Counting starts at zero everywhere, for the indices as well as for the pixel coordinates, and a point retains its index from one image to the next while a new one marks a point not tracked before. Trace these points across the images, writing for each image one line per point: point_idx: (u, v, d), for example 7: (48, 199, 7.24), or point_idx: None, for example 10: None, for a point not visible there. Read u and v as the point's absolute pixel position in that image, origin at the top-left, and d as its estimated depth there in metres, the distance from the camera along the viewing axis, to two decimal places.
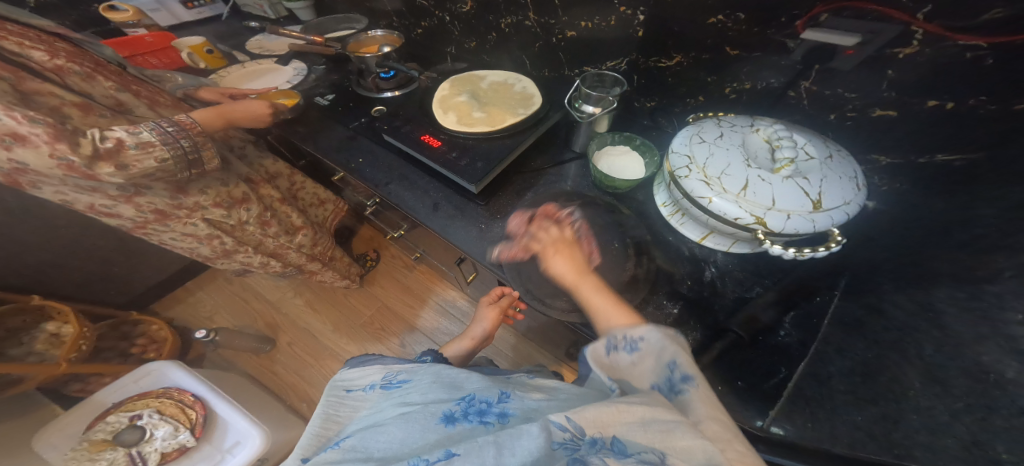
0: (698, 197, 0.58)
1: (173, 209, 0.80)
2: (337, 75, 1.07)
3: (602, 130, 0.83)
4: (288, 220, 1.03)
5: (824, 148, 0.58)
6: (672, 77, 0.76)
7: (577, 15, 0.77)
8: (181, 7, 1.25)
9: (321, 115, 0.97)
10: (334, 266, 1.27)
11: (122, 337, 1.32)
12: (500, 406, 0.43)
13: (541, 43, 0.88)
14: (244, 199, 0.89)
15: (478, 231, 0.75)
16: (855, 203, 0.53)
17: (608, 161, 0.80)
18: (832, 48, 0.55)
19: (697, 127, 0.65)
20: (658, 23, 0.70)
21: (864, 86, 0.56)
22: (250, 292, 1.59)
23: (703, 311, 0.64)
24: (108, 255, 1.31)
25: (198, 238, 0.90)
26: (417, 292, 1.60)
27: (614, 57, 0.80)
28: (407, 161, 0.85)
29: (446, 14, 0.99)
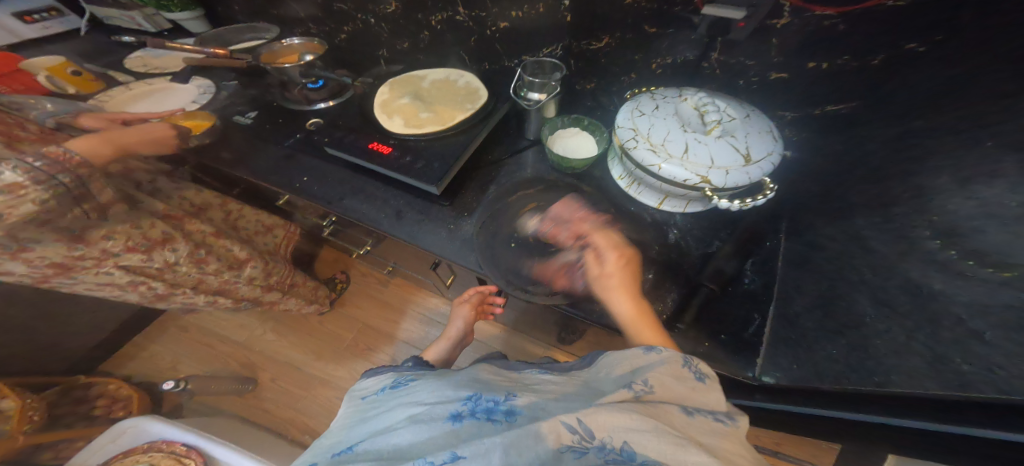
0: (648, 166, 0.62)
1: (76, 260, 0.72)
2: (264, 94, 1.00)
3: (551, 114, 0.85)
4: (229, 254, 0.96)
5: (741, 109, 0.63)
6: (605, 56, 0.79)
7: (505, 6, 0.77)
8: (20, 23, 1.06)
9: (248, 138, 0.90)
10: (296, 292, 1.21)
11: (77, 402, 1.20)
12: (508, 405, 0.44)
13: (475, 37, 0.88)
14: (165, 239, 0.81)
15: (446, 232, 0.76)
16: (777, 152, 0.58)
17: (562, 143, 0.83)
18: (727, 21, 0.60)
19: (636, 101, 0.69)
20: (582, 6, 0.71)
21: (759, 53, 0.61)
22: (211, 336, 1.49)
23: (674, 272, 0.67)
24: (31, 323, 1.17)
25: (122, 286, 0.84)
26: (396, 304, 1.58)
27: (548, 43, 0.81)
28: (358, 173, 0.83)
29: (371, 16, 0.95)
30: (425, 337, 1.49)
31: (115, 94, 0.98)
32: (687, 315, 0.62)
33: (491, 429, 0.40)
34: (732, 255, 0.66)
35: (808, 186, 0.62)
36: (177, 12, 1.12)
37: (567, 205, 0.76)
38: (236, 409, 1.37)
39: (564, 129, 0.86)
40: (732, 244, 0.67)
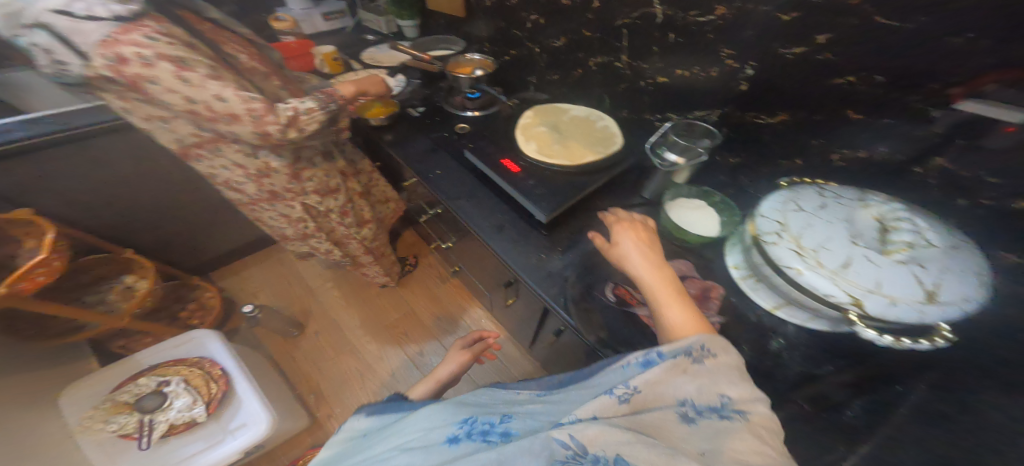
0: (785, 266, 0.54)
1: (284, 191, 0.87)
2: (430, 91, 1.12)
3: (679, 180, 0.81)
4: (361, 213, 1.08)
5: (946, 236, 0.51)
6: (766, 132, 0.74)
7: (675, 62, 0.78)
8: (321, 20, 1.41)
9: (411, 126, 1.01)
10: (380, 262, 1.29)
11: (178, 298, 1.41)
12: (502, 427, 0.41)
13: (627, 85, 0.90)
14: (335, 189, 0.95)
15: (537, 260, 0.74)
16: (975, 299, 0.46)
17: (680, 212, 0.77)
18: (985, 123, 0.48)
19: (792, 194, 0.61)
20: (769, 85, 0.68)
21: (1010, 171, 0.48)
22: (295, 276, 1.65)
23: (761, 376, 0.58)
24: (193, 222, 1.43)
25: (289, 220, 0.95)
26: (445, 304, 1.60)
27: (707, 107, 0.79)
28: (479, 182, 0.86)
29: (537, 46, 1.04)
30: None
31: (347, 78, 1.17)
32: None
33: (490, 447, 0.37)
34: (847, 386, 0.54)
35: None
36: (405, 20, 1.35)
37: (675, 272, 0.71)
38: (284, 351, 1.45)
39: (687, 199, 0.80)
40: (850, 375, 0.56)
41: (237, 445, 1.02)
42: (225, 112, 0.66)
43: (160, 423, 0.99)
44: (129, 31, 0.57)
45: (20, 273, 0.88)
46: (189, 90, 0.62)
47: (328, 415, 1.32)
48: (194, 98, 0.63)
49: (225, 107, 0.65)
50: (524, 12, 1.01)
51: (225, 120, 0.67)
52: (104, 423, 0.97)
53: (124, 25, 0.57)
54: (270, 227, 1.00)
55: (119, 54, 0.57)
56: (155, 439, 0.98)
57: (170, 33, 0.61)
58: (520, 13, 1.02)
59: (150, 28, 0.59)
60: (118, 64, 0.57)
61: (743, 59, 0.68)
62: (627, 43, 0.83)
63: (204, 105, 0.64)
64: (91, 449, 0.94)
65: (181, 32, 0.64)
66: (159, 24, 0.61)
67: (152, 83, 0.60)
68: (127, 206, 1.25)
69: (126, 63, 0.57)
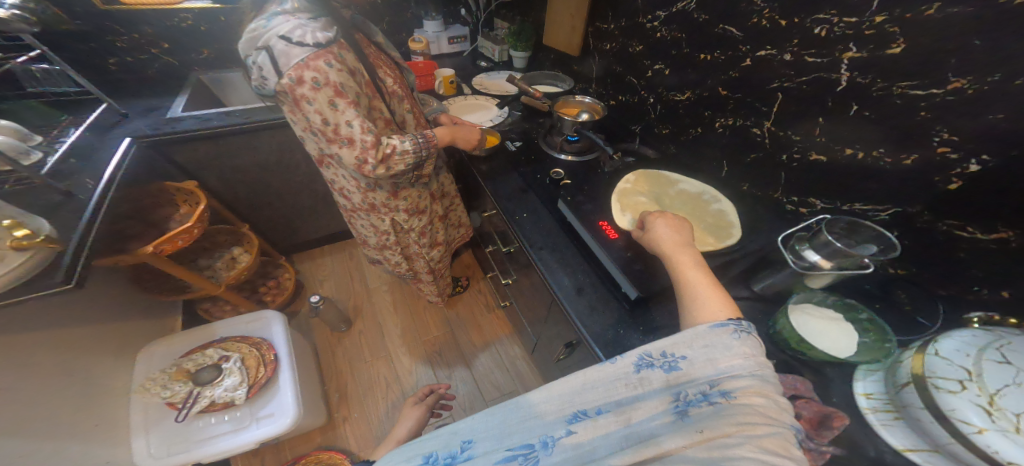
0: (967, 424, 0.38)
1: (383, 206, 0.86)
2: (529, 125, 1.08)
3: (814, 284, 0.63)
4: (435, 236, 1.06)
5: None
6: (966, 252, 0.55)
7: (840, 140, 0.62)
8: (446, 43, 1.51)
9: (506, 159, 0.97)
10: (437, 284, 1.24)
11: (263, 274, 1.53)
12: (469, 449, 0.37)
13: (759, 155, 0.76)
14: (423, 211, 0.93)
15: (613, 337, 0.61)
16: None
17: (802, 318, 0.60)
18: None
19: (997, 336, 0.43)
20: (1002, 192, 0.49)
21: None
22: (358, 273, 1.69)
23: None
24: (292, 211, 1.54)
25: (377, 231, 0.93)
26: (486, 335, 1.50)
27: (879, 202, 0.61)
28: (564, 232, 0.77)
29: (653, 96, 0.95)
30: (497, 389, 1.35)
31: (457, 102, 1.19)
32: None
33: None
34: None
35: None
36: (518, 51, 1.36)
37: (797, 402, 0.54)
38: (328, 343, 1.46)
39: (819, 307, 0.62)
40: None
41: (257, 434, 1.00)
42: (346, 136, 0.65)
43: (204, 398, 1.01)
44: (317, 58, 0.58)
45: (169, 236, 0.99)
46: (331, 113, 0.62)
47: (344, 419, 1.28)
48: (331, 121, 0.63)
49: (349, 133, 0.65)
50: (648, 60, 0.93)
51: (342, 143, 0.66)
52: (162, 387, 1.01)
53: (316, 51, 0.58)
54: (356, 233, 0.98)
55: (300, 76, 0.58)
56: (192, 413, 0.99)
57: (343, 62, 0.62)
58: (641, 62, 0.95)
59: (334, 55, 0.60)
60: (295, 84, 0.59)
61: (962, 150, 0.50)
62: (778, 109, 0.69)
63: (333, 127, 0.64)
64: (139, 410, 0.98)
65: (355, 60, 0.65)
66: (341, 51, 0.62)
67: (309, 103, 0.61)
68: (252, 191, 1.37)
69: (301, 85, 0.59)
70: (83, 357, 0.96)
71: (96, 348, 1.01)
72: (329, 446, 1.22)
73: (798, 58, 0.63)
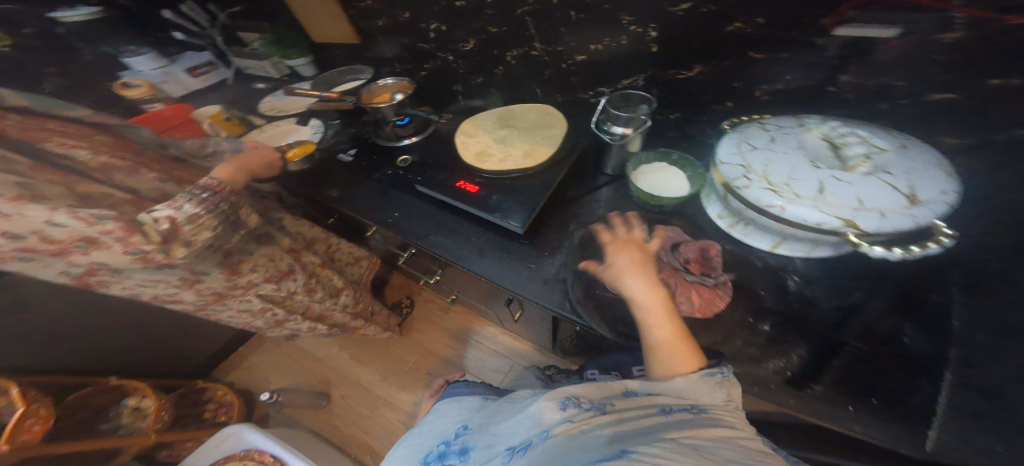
0: (766, 207, 0.50)
1: (229, 290, 0.77)
2: (359, 132, 1.05)
3: (635, 149, 0.74)
4: (330, 283, 1.01)
5: (894, 139, 0.49)
6: (697, 85, 0.71)
7: (586, 39, 0.75)
8: (189, 76, 1.20)
9: (347, 171, 0.96)
10: (375, 321, 1.28)
11: (194, 404, 1.34)
12: (462, 438, 0.49)
13: (551, 70, 0.86)
14: (289, 271, 0.86)
15: (529, 272, 0.69)
16: (953, 190, 0.43)
17: (647, 178, 0.71)
18: (869, 42, 0.51)
19: (748, 133, 0.58)
20: (681, 37, 0.66)
21: (908, 71, 0.51)
22: (297, 350, 1.59)
23: (801, 324, 0.56)
24: (176, 337, 1.33)
25: (253, 313, 0.89)
26: (455, 331, 1.58)
27: (631, 74, 0.76)
28: (443, 210, 0.81)
29: (450, 54, 0.97)
30: (492, 369, 1.47)
31: (259, 137, 1.06)
32: (827, 376, 0.51)
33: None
34: (887, 312, 0.54)
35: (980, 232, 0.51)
36: (295, 59, 1.25)
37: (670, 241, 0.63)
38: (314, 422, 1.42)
39: (649, 164, 0.74)
40: (878, 298, 0.56)
41: None
42: (71, 240, 0.50)
43: None
44: None
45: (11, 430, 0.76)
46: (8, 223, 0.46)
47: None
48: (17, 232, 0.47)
49: (73, 233, 0.49)
50: (424, 22, 0.93)
51: (78, 248, 0.51)
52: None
53: None
54: (236, 323, 0.93)
55: None
56: None
57: None
58: (419, 25, 0.95)
59: None
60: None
61: (647, 22, 0.67)
62: (534, 31, 0.79)
63: (37, 237, 0.48)
64: None
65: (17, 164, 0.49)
66: None
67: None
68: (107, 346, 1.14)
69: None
70: None
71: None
72: None
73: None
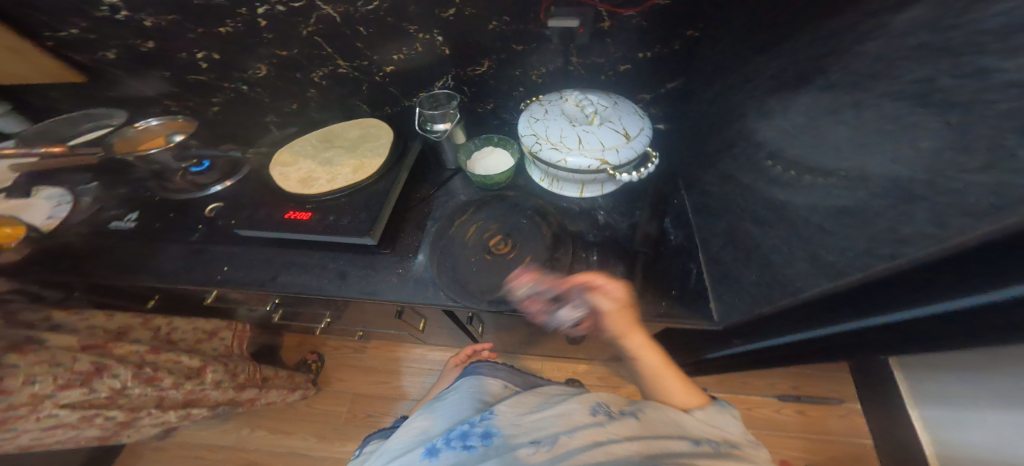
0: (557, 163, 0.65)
1: (5, 412, 0.63)
2: (159, 190, 0.89)
3: (462, 140, 0.83)
4: (182, 364, 0.83)
5: (611, 97, 0.71)
6: (491, 76, 0.82)
7: (386, 51, 0.80)
8: None
9: (146, 238, 0.83)
10: (274, 384, 1.11)
11: None
12: (484, 425, 0.54)
13: (366, 84, 0.88)
14: (99, 368, 0.70)
15: (397, 276, 0.73)
16: (647, 126, 0.67)
17: (482, 166, 0.80)
18: (569, 30, 0.68)
19: (530, 109, 0.72)
20: (461, 42, 0.76)
21: (602, 53, 0.72)
22: (181, 451, 1.26)
23: (615, 247, 0.69)
24: None
25: (78, 424, 0.74)
26: (382, 368, 1.35)
27: (438, 78, 0.84)
28: (282, 248, 0.78)
29: (240, 82, 0.89)
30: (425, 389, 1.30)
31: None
32: (636, 279, 0.64)
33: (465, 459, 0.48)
34: (651, 217, 0.71)
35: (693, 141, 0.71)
36: None
37: (503, 215, 0.73)
38: None
39: (480, 150, 0.83)
40: (648, 209, 0.73)
41: None
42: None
43: None
44: None
45: None
46: None
47: None
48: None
49: None
50: (184, 51, 0.83)
51: None
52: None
53: None
54: (48, 447, 0.77)
55: None
56: None
57: None
58: (179, 57, 0.84)
59: None
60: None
61: (425, 28, 0.74)
62: (332, 49, 0.80)
63: None
64: None
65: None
66: None
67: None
68: None
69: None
70: None
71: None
72: None
73: (288, 9, 0.72)
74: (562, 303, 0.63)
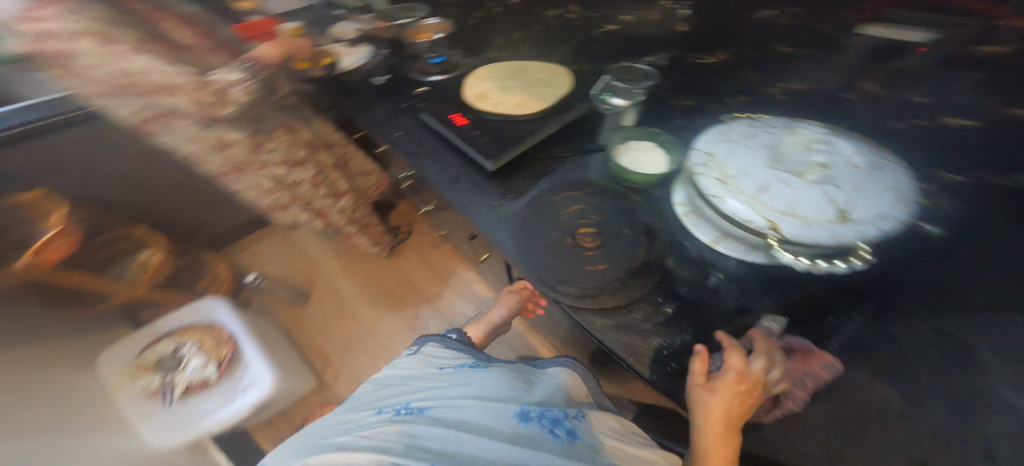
0: (708, 196, 0.48)
1: (249, 162, 0.96)
2: (396, 60, 1.03)
3: (627, 123, 0.72)
4: (335, 185, 1.15)
5: (867, 157, 0.45)
6: (711, 72, 0.72)
7: (623, 9, 0.82)
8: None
9: (366, 86, 0.95)
10: (368, 232, 1.36)
11: (192, 273, 1.50)
12: (569, 423, 0.67)
13: (584, 37, 0.86)
14: (302, 161, 1.02)
15: (488, 208, 0.70)
16: (896, 220, 0.40)
17: (631, 156, 0.68)
18: (899, 47, 0.49)
19: (731, 123, 0.54)
20: (704, 18, 0.70)
21: (943, 91, 0.46)
22: (298, 248, 1.75)
23: (696, 315, 0.52)
24: (206, 203, 1.55)
25: (266, 192, 1.05)
26: (439, 269, 1.67)
27: (659, 52, 0.78)
28: (443, 144, 0.80)
29: (502, 7, 1.01)
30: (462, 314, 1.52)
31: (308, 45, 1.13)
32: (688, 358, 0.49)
33: (550, 439, 0.62)
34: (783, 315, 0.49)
35: (899, 256, 0.47)
36: None
37: (609, 213, 0.64)
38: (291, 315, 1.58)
39: (639, 141, 0.70)
40: (782, 303, 0.50)
41: (244, 402, 1.15)
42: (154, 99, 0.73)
43: (180, 384, 1.15)
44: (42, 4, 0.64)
45: (38, 247, 1.02)
46: (122, 62, 0.68)
47: (333, 378, 1.43)
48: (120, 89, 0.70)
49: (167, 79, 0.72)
50: None
51: (163, 92, 0.74)
52: (133, 383, 1.12)
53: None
54: (248, 200, 1.10)
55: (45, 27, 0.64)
56: (177, 396, 1.13)
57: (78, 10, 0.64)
58: None
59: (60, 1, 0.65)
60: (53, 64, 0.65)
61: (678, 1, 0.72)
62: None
63: (134, 77, 0.71)
64: (126, 406, 1.09)
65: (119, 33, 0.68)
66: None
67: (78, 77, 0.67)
68: (148, 187, 1.36)
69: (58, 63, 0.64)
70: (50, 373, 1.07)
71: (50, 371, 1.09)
72: (327, 402, 1.38)
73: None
74: (598, 320, 0.53)
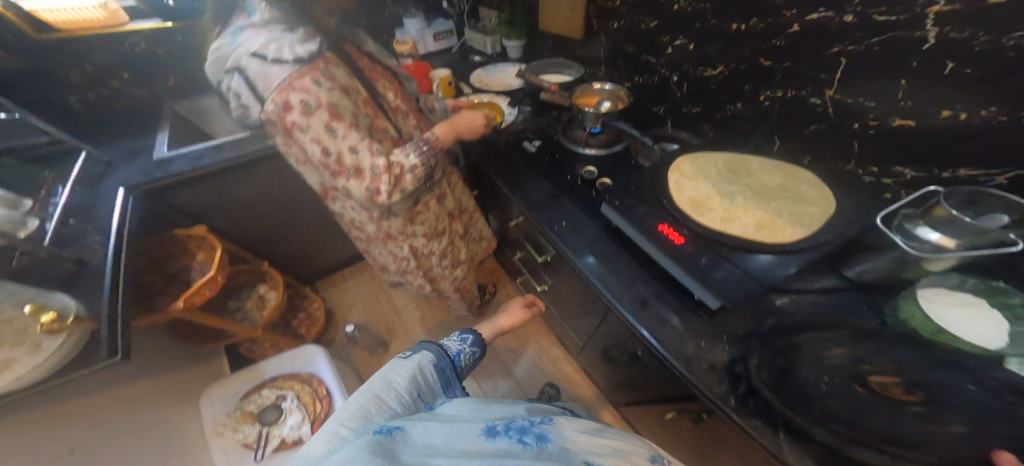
0: None
1: (397, 234, 0.84)
2: (545, 122, 0.99)
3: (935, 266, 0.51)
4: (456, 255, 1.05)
5: None
6: None
7: (933, 99, 0.52)
8: (432, 40, 1.44)
9: (525, 162, 0.89)
10: (464, 297, 1.22)
11: (292, 308, 1.53)
12: (541, 427, 0.47)
13: (826, 125, 0.65)
14: (441, 233, 0.91)
15: (694, 348, 0.54)
16: None
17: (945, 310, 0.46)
18: None
19: None
20: None
21: None
22: (384, 290, 1.69)
23: None
24: (315, 238, 1.55)
25: (395, 258, 0.93)
26: (524, 339, 1.46)
27: (999, 164, 0.50)
28: (619, 241, 0.69)
29: (676, 74, 0.85)
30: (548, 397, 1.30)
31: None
32: None
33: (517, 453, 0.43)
34: None
35: None
36: (511, 40, 1.29)
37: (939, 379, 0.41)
38: (368, 365, 1.46)
39: (954, 293, 0.49)
40: None
41: None
42: (352, 166, 0.61)
43: (275, 438, 1.07)
44: (302, 75, 0.56)
45: (193, 291, 1.01)
46: (330, 140, 0.58)
47: None
48: (331, 149, 0.59)
49: (354, 163, 0.61)
50: (668, 35, 0.83)
51: (349, 174, 0.62)
52: (234, 431, 1.08)
53: (300, 68, 0.56)
54: (375, 260, 0.99)
55: (286, 100, 0.56)
56: (267, 453, 1.04)
57: (332, 77, 0.59)
58: (659, 37, 0.86)
59: (319, 70, 0.58)
60: (283, 110, 0.56)
61: None
62: (843, 75, 0.59)
63: (335, 157, 0.60)
64: (219, 453, 1.04)
65: (345, 73, 0.62)
66: (327, 66, 0.60)
67: (303, 131, 0.57)
68: (275, 222, 1.37)
69: (291, 110, 0.56)
70: (143, 410, 1.01)
71: (155, 401, 1.06)
72: None
73: (863, 19, 0.53)
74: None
